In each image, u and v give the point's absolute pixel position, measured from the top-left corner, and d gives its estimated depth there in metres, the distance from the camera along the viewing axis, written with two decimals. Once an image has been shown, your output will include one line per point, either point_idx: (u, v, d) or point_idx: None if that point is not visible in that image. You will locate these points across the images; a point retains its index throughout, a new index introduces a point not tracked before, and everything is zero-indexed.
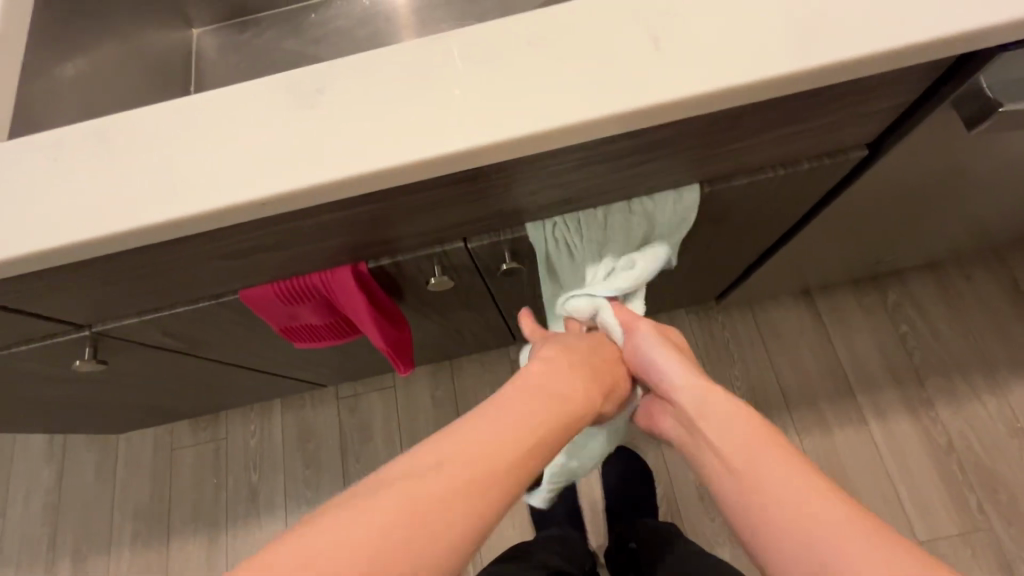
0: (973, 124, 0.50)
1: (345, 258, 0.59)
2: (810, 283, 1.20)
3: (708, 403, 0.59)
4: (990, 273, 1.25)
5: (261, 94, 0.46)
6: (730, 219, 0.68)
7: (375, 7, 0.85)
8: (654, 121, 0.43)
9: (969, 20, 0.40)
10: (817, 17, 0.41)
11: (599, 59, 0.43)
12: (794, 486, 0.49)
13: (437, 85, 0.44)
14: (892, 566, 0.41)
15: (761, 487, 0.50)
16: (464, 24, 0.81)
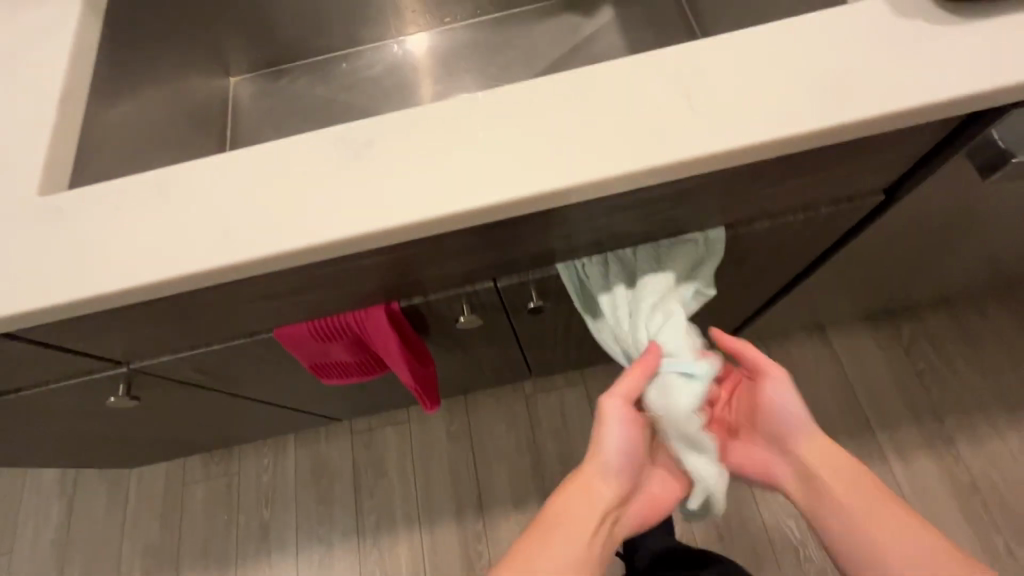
0: (989, 174, 0.53)
1: (379, 298, 0.61)
2: (824, 319, 1.21)
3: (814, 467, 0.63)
4: (1002, 308, 1.26)
5: (310, 148, 0.49)
6: (752, 260, 0.70)
7: (402, 57, 0.90)
8: (685, 174, 0.45)
9: (986, 80, 0.42)
10: (836, 77, 0.44)
11: (630, 116, 0.46)
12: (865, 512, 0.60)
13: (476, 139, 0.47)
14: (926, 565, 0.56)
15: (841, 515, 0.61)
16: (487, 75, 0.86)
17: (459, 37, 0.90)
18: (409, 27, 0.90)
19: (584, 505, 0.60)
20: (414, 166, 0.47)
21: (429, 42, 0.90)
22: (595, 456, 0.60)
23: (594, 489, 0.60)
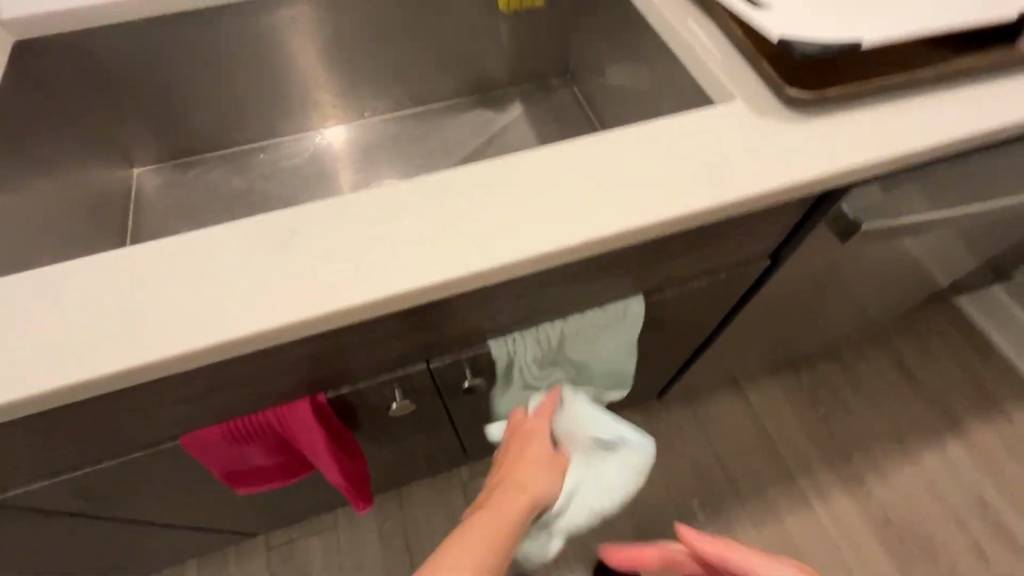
0: (846, 239, 0.62)
1: (303, 390, 0.57)
2: (736, 373, 1.31)
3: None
4: (878, 351, 1.43)
5: (229, 238, 0.47)
6: (669, 323, 0.75)
7: (326, 150, 0.92)
8: (605, 249, 0.49)
9: (836, 162, 0.51)
10: (720, 162, 0.51)
11: (550, 199, 0.49)
12: None
13: (405, 225, 0.48)
14: None
15: None
16: (408, 165, 0.90)
17: (379, 130, 0.94)
18: (327, 120, 0.92)
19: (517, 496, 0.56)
20: (344, 253, 0.47)
21: (348, 134, 0.93)
22: (530, 466, 0.57)
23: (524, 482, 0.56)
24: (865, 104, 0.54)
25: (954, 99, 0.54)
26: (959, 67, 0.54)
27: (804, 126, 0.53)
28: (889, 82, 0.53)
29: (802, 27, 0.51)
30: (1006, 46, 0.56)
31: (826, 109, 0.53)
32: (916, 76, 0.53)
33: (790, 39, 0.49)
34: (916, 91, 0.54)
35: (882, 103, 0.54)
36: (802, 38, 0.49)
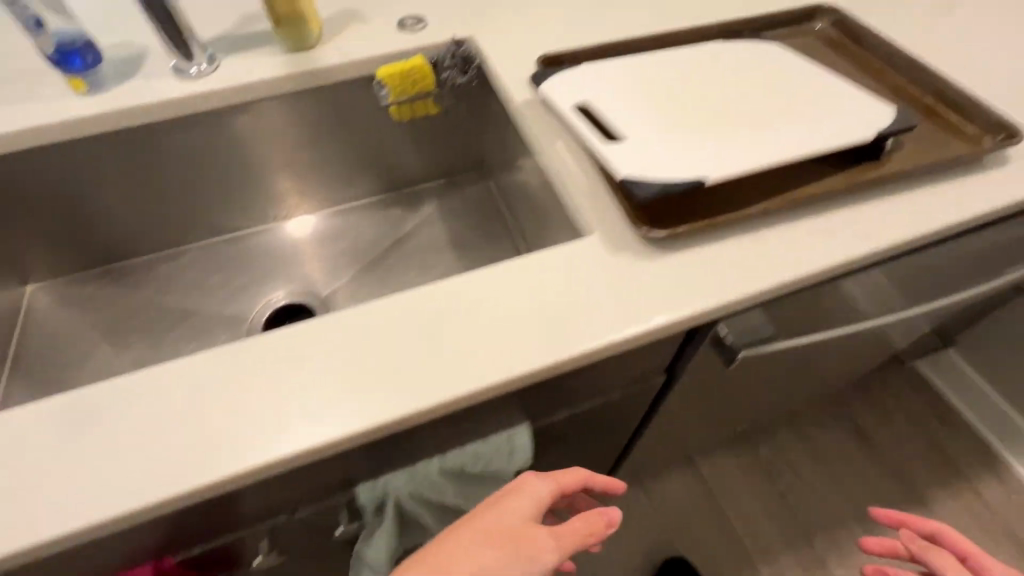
0: (729, 362, 0.60)
1: (145, 557, 0.52)
2: (688, 451, 1.26)
3: None
4: (836, 418, 1.38)
5: (36, 421, 0.44)
6: (572, 438, 0.71)
7: (232, 257, 0.88)
8: (455, 408, 0.47)
9: (694, 304, 0.49)
10: (586, 305, 0.49)
11: (394, 356, 0.47)
12: None
13: (271, 386, 0.46)
14: None
15: None
16: (315, 272, 0.87)
17: (288, 233, 0.91)
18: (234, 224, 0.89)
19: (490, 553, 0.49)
20: (175, 430, 0.44)
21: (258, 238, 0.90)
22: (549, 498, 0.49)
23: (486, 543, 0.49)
24: (734, 235, 0.52)
25: (825, 225, 0.53)
26: (828, 191, 0.53)
27: (664, 263, 0.51)
28: (755, 212, 0.51)
29: (650, 164, 0.50)
30: (870, 167, 0.56)
31: (691, 243, 0.52)
32: (785, 204, 0.51)
33: (634, 179, 0.48)
34: (787, 219, 0.53)
35: (751, 233, 0.52)
36: (646, 178, 0.49)
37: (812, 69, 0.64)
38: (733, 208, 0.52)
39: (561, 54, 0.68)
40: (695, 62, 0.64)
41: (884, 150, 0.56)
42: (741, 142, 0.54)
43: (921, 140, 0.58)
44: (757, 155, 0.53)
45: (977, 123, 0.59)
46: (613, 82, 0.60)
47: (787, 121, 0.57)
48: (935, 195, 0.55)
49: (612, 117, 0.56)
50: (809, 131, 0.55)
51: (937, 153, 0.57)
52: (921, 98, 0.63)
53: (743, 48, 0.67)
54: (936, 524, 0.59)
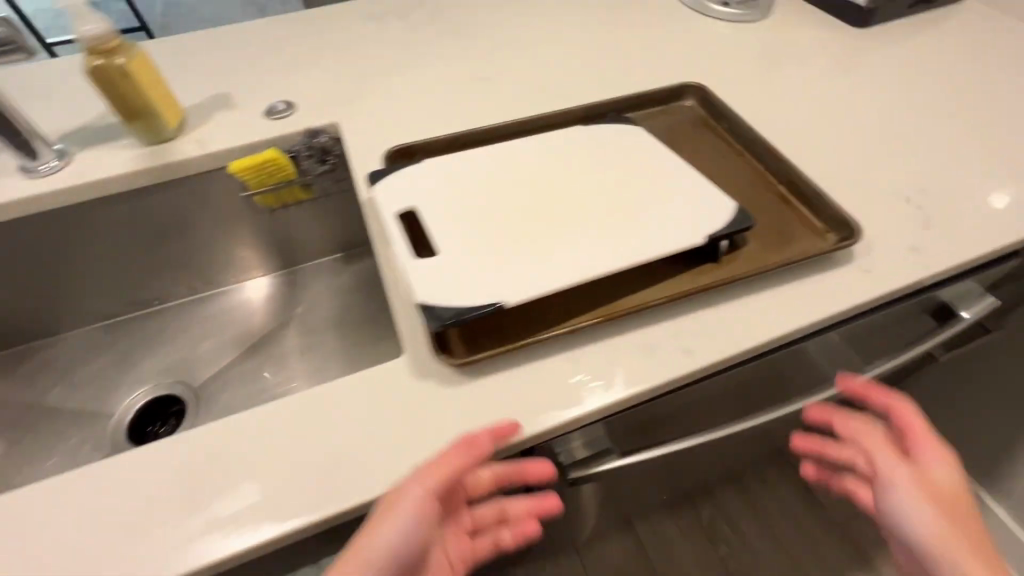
0: (570, 482, 0.56)
1: None
2: (622, 518, 1.20)
3: (930, 480, 0.49)
4: (781, 474, 1.33)
5: None
6: None
7: (109, 345, 0.85)
8: (234, 563, 0.43)
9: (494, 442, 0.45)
10: (386, 444, 0.46)
11: (177, 504, 0.44)
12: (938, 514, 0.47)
13: (120, 505, 0.44)
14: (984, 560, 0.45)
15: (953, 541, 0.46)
16: (194, 362, 0.84)
17: (170, 318, 0.88)
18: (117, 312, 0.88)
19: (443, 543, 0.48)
20: None
21: (141, 324, 0.88)
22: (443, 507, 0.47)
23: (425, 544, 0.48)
24: (549, 355, 0.49)
25: (651, 340, 0.49)
26: (651, 303, 0.49)
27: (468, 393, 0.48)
28: (567, 330, 0.48)
29: (453, 285, 0.48)
30: (706, 271, 0.53)
31: (501, 365, 0.49)
32: (601, 320, 0.48)
33: (428, 303, 0.46)
34: (610, 333, 0.50)
35: (568, 352, 0.49)
36: (447, 304, 0.47)
37: (661, 162, 0.62)
38: (550, 325, 0.50)
39: (413, 146, 0.67)
40: (541, 159, 0.63)
41: (722, 251, 0.54)
42: (567, 248, 0.53)
43: (765, 237, 0.56)
44: (574, 268, 0.51)
45: (822, 219, 0.57)
46: (446, 185, 0.59)
47: (618, 225, 0.55)
48: (774, 299, 0.52)
49: (433, 226, 0.54)
50: (637, 237, 0.53)
51: (779, 253, 0.55)
52: (775, 187, 0.62)
53: (596, 139, 0.66)
54: (900, 403, 0.53)
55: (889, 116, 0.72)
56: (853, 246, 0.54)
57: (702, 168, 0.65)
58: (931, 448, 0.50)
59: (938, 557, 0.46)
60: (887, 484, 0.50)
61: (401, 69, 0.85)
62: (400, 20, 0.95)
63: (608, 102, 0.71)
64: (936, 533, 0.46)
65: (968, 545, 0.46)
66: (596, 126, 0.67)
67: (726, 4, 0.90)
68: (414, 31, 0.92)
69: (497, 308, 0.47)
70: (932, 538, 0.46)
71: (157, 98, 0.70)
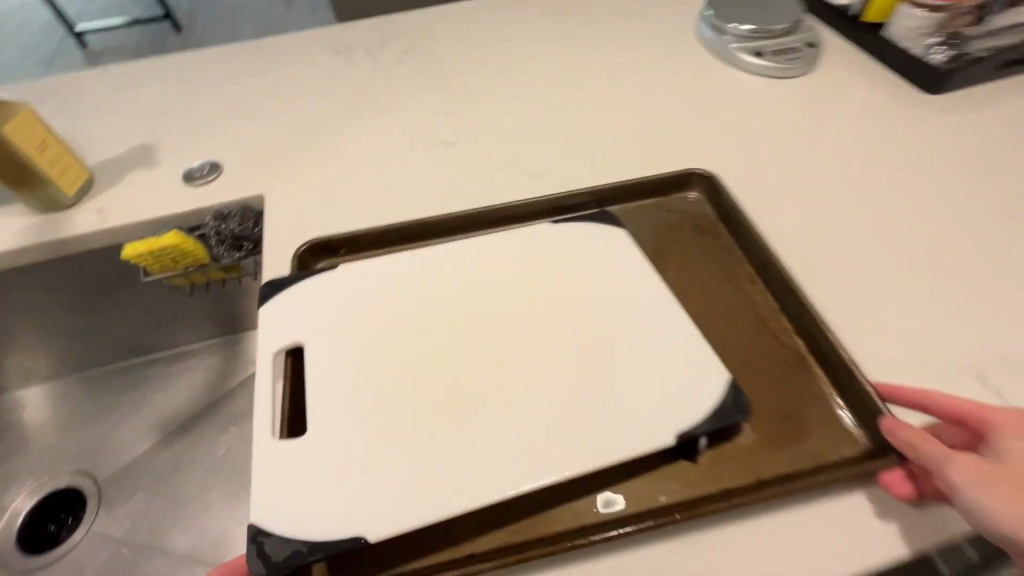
0: None
1: None
2: None
3: (1002, 463, 0.36)
4: None
5: None
6: None
7: (15, 420, 0.75)
8: None
9: None
10: None
11: None
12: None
13: None
14: None
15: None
16: (109, 451, 0.74)
17: (86, 390, 0.77)
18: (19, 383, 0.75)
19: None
20: None
21: (49, 394, 0.76)
22: None
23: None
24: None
25: None
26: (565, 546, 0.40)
27: None
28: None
29: (317, 500, 0.39)
30: (671, 478, 0.43)
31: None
32: (504, 565, 0.39)
33: (262, 533, 0.38)
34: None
35: None
36: (297, 529, 0.38)
37: (642, 305, 0.49)
38: (444, 549, 0.41)
39: (334, 243, 0.56)
40: (491, 287, 0.51)
41: (700, 448, 0.43)
42: (476, 448, 0.41)
43: (762, 425, 0.45)
44: (479, 483, 0.39)
45: (845, 403, 0.46)
46: (356, 321, 0.49)
47: (563, 410, 0.43)
48: (721, 537, 0.42)
49: (315, 391, 0.45)
50: (580, 431, 0.42)
51: (767, 458, 0.44)
52: (787, 345, 0.50)
53: (569, 258, 0.53)
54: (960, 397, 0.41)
55: (942, 250, 0.56)
56: (858, 473, 0.42)
57: (694, 300, 0.54)
58: (1003, 427, 0.38)
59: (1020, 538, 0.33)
60: (939, 465, 0.37)
61: (355, 121, 0.71)
62: (367, 56, 0.80)
63: (597, 192, 0.60)
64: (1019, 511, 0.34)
65: None
66: (573, 235, 0.54)
67: (757, 55, 0.73)
68: (380, 71, 0.78)
69: (358, 542, 0.38)
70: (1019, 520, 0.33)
71: (50, 161, 0.59)
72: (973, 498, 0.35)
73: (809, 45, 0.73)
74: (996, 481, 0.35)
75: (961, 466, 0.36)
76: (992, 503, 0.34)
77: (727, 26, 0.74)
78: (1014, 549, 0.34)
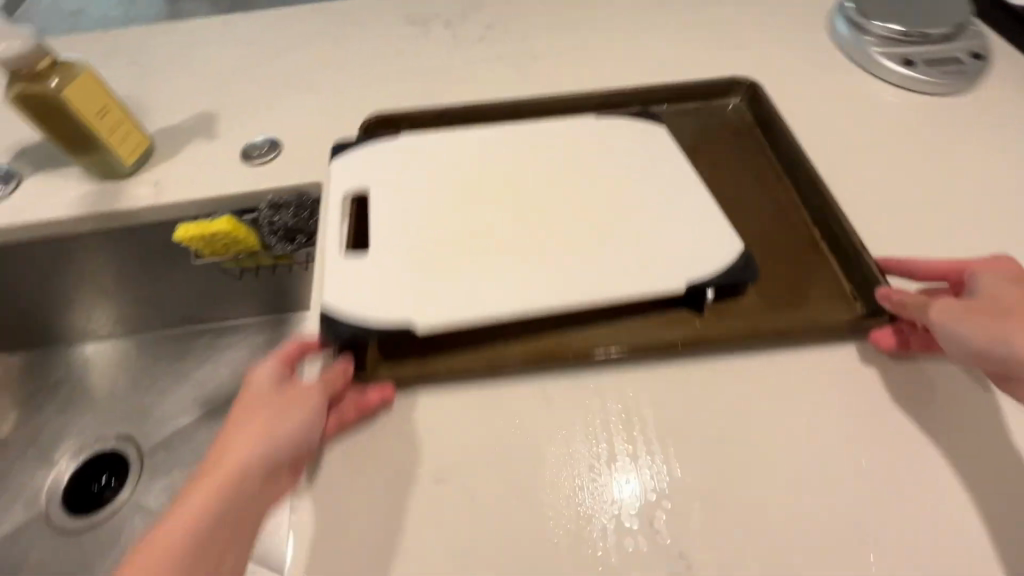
0: None
1: None
2: None
3: (989, 296, 0.39)
4: None
5: None
6: None
7: (71, 379, 0.76)
8: None
9: None
10: None
11: None
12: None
13: None
14: None
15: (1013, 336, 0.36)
16: (153, 422, 0.74)
17: (137, 356, 0.76)
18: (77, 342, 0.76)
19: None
20: None
21: (103, 357, 0.76)
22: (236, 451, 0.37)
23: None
24: (469, 381, 0.44)
25: None
26: (591, 353, 0.43)
27: None
28: (485, 368, 0.43)
29: (375, 291, 0.44)
30: (677, 325, 0.45)
31: (409, 385, 0.43)
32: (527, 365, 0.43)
33: (328, 315, 0.42)
34: (531, 428, 0.42)
35: (484, 390, 0.44)
36: (349, 311, 0.43)
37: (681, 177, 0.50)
38: (471, 351, 0.45)
39: (397, 116, 0.59)
40: (528, 158, 0.53)
41: (708, 302, 0.45)
42: (511, 259, 0.45)
43: (768, 292, 0.46)
44: (516, 299, 0.43)
45: (850, 282, 0.46)
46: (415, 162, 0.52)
47: (598, 258, 0.45)
48: (737, 379, 0.43)
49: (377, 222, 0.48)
50: (599, 278, 0.44)
51: (773, 310, 0.45)
52: (807, 231, 0.50)
53: (612, 147, 0.54)
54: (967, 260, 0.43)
55: None
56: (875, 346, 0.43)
57: (722, 182, 0.54)
58: (985, 270, 0.41)
59: (1002, 352, 0.36)
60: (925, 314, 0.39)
61: (426, 101, 0.64)
62: (446, 30, 0.73)
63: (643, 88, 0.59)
64: (1004, 335, 0.36)
65: None
66: (634, 141, 0.54)
67: (907, 63, 0.61)
68: (457, 48, 0.70)
69: (407, 330, 0.42)
70: (994, 336, 0.36)
71: (111, 128, 0.55)
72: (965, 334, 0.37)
73: (974, 54, 0.61)
74: (991, 316, 0.37)
75: (954, 303, 0.38)
76: (982, 328, 0.37)
77: (871, 26, 0.62)
78: (996, 365, 0.37)
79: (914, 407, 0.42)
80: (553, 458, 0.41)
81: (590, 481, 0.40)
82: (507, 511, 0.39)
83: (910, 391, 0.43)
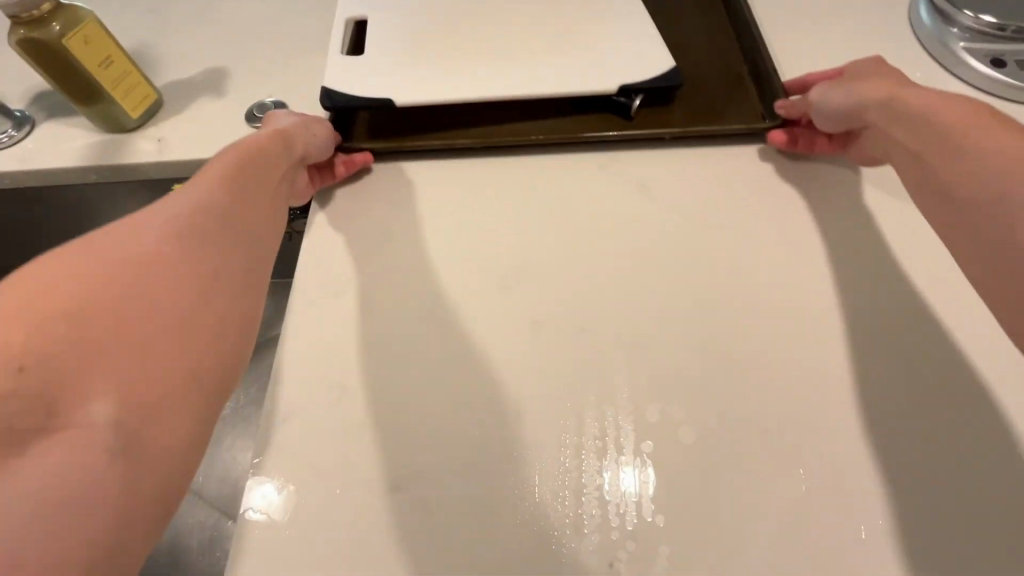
0: None
1: None
2: None
3: (853, 71, 0.46)
4: None
5: None
6: None
7: None
8: None
9: None
10: None
11: None
12: (870, 84, 0.43)
13: None
14: (943, 101, 0.37)
15: (860, 83, 0.44)
16: None
17: None
18: None
19: (196, 412, 0.27)
20: None
21: None
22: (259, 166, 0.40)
23: (117, 378, 0.25)
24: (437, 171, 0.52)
25: None
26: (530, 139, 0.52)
27: None
28: (439, 143, 0.52)
29: (363, 66, 0.52)
30: (599, 124, 0.53)
31: (382, 157, 0.53)
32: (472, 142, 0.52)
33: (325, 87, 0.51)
34: (466, 203, 0.50)
35: (441, 163, 0.52)
36: (339, 86, 0.51)
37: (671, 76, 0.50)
38: (432, 134, 0.53)
39: None
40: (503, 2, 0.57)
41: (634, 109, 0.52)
42: (473, 67, 0.52)
43: (691, 110, 0.53)
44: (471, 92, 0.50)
45: (763, 106, 0.53)
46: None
47: (551, 88, 0.50)
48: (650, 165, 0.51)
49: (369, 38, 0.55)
50: (540, 88, 0.50)
51: (695, 120, 0.52)
52: (738, 68, 0.55)
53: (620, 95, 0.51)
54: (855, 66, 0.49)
55: None
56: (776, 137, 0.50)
57: (678, 38, 0.58)
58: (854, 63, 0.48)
59: (855, 103, 0.44)
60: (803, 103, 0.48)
61: None
62: None
63: None
64: (855, 99, 0.44)
65: (887, 80, 0.43)
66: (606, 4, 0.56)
67: (996, 63, 0.52)
68: None
69: (381, 102, 0.50)
70: (854, 97, 0.44)
71: (113, 78, 0.54)
72: (829, 102, 0.45)
73: None
74: (848, 87, 0.45)
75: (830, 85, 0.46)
76: (844, 93, 0.45)
77: (961, 15, 0.53)
78: (859, 115, 0.44)
79: (853, 262, 0.45)
80: (518, 477, 0.38)
81: (554, 505, 0.37)
82: (462, 530, 0.37)
83: (805, 181, 0.49)
